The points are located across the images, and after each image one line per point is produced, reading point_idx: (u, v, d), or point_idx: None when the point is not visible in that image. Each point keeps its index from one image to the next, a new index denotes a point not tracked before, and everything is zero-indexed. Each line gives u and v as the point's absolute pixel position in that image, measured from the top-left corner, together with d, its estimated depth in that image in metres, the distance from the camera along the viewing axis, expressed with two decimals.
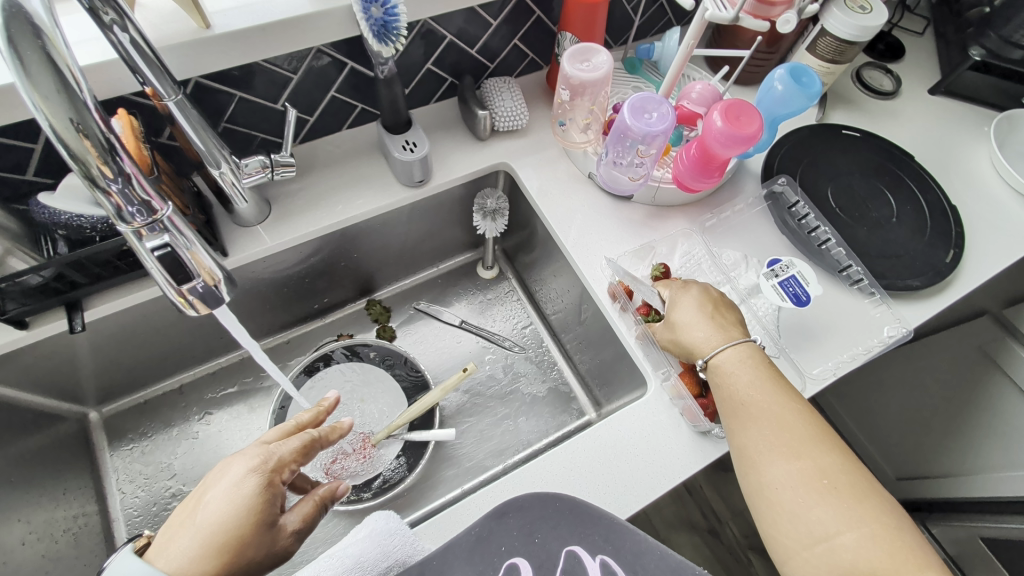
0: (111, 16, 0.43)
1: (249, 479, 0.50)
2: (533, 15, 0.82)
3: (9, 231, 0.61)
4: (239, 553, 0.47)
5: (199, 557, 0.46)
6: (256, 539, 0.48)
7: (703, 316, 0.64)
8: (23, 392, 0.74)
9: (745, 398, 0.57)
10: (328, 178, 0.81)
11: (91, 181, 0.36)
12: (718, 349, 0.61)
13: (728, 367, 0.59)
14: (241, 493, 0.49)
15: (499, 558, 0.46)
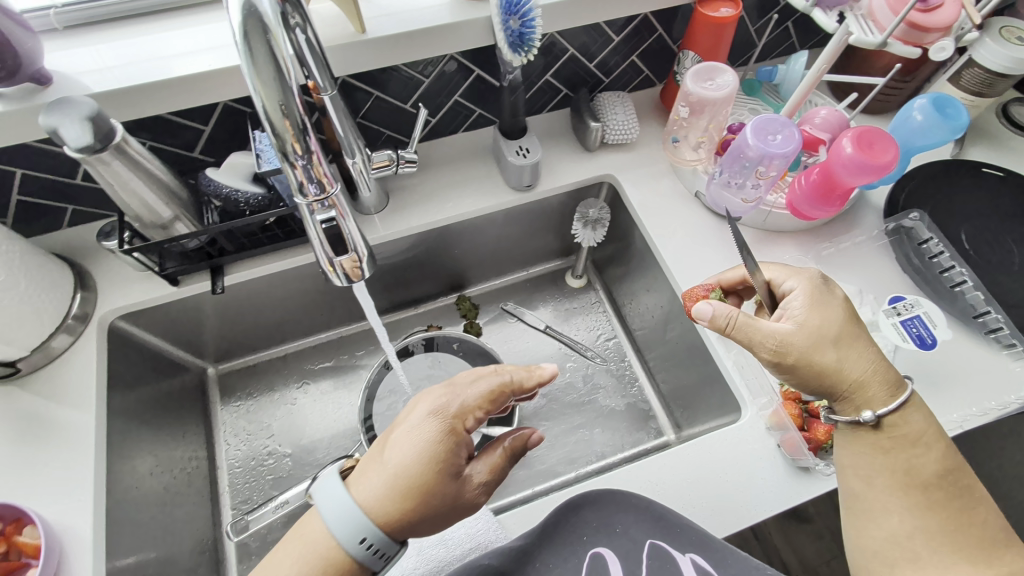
0: (296, 19, 0.47)
1: (432, 422, 0.50)
2: (655, 33, 0.83)
3: (182, 199, 0.67)
4: (423, 496, 0.48)
5: (388, 494, 0.48)
6: (443, 484, 0.49)
7: (829, 336, 0.54)
8: (162, 341, 0.84)
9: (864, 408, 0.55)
10: (442, 176, 0.86)
11: (284, 156, 0.40)
12: (860, 361, 0.55)
13: (860, 375, 0.55)
14: (429, 438, 0.50)
15: (584, 545, 0.56)
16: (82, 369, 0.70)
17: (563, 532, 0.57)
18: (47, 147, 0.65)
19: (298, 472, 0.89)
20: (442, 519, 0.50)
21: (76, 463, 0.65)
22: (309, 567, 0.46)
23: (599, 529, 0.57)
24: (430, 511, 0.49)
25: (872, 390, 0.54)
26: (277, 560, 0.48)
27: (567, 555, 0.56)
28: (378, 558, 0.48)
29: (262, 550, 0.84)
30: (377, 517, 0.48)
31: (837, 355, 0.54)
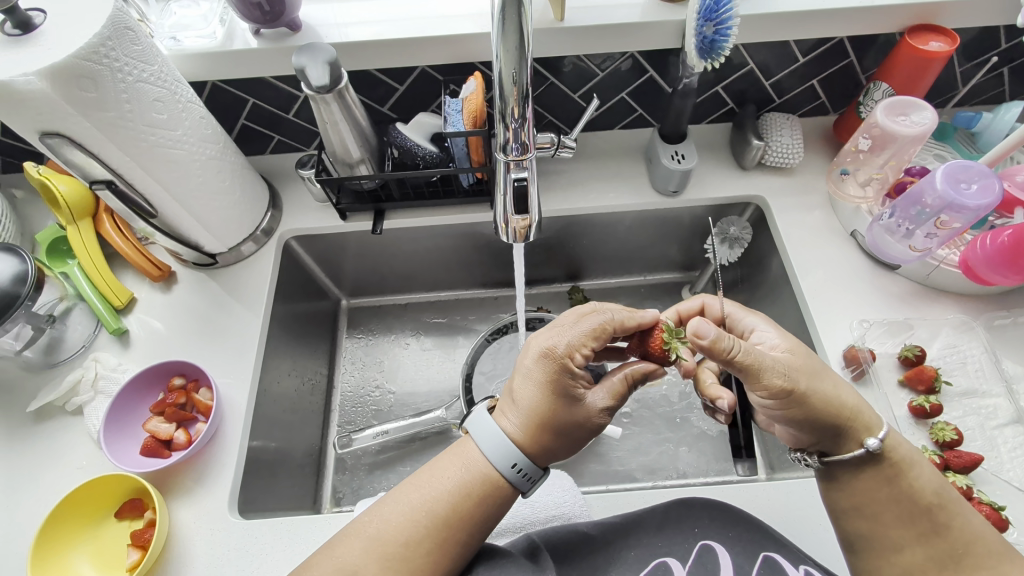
0: None
1: (547, 360, 0.53)
2: (845, 60, 0.80)
3: (370, 144, 0.76)
4: (551, 422, 0.52)
5: (523, 425, 0.52)
6: (567, 412, 0.52)
7: (803, 354, 0.52)
8: (313, 265, 0.95)
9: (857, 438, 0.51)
10: (591, 168, 0.89)
11: (502, 116, 0.46)
12: (848, 390, 0.53)
13: (855, 403, 0.52)
14: (550, 372, 0.53)
15: (693, 536, 0.57)
16: (260, 273, 0.82)
17: (675, 521, 0.59)
18: (279, 84, 0.77)
19: (397, 410, 0.95)
20: (570, 441, 0.54)
21: (243, 348, 0.76)
22: (467, 490, 0.51)
23: (712, 525, 0.58)
24: (560, 433, 0.52)
25: (870, 416, 0.51)
26: (429, 486, 0.51)
27: (675, 539, 0.58)
28: (528, 480, 0.52)
29: (355, 469, 0.89)
30: (522, 444, 0.52)
31: (834, 380, 0.52)
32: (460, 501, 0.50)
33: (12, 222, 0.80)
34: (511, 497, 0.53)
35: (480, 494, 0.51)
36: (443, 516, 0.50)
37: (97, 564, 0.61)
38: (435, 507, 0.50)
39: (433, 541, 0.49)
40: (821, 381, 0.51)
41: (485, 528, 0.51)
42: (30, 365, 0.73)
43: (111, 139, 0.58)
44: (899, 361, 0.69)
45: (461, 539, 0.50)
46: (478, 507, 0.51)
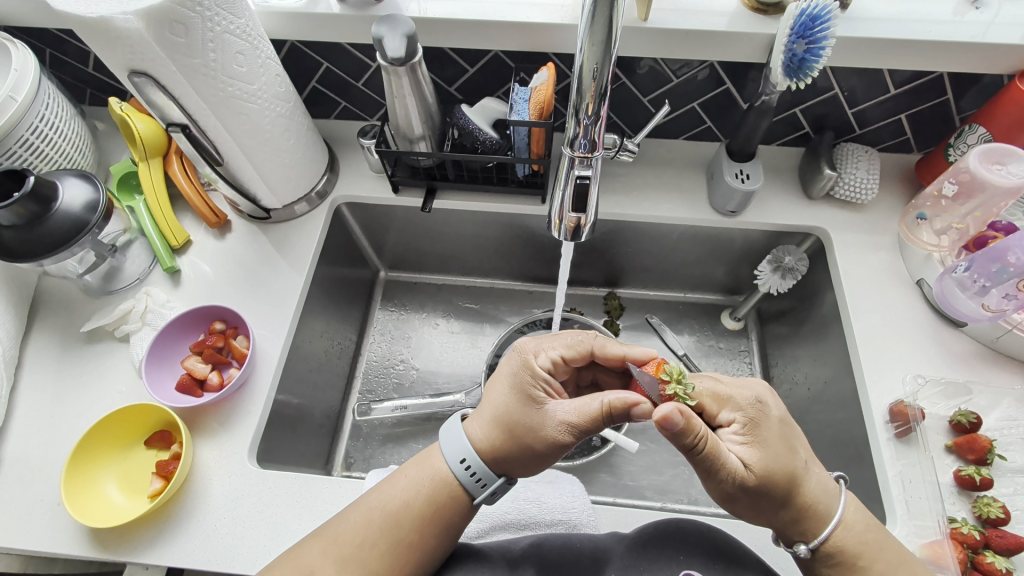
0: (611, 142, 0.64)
1: (513, 363, 0.55)
2: (942, 97, 0.75)
3: (433, 122, 0.76)
4: (504, 420, 0.52)
5: (486, 427, 0.53)
6: (522, 414, 0.51)
7: (773, 465, 0.47)
8: (359, 233, 0.97)
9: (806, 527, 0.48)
10: (649, 175, 0.87)
11: (576, 111, 0.45)
12: (806, 489, 0.48)
13: (807, 503, 0.48)
14: (517, 374, 0.54)
15: (675, 563, 0.50)
16: (308, 234, 0.84)
17: (658, 545, 0.52)
18: (354, 51, 0.79)
19: (417, 387, 0.96)
20: (525, 450, 0.51)
21: (282, 303, 0.78)
22: (425, 497, 0.52)
23: (697, 556, 0.51)
24: (516, 439, 0.51)
25: (819, 524, 0.48)
26: (389, 493, 0.52)
27: (658, 562, 0.51)
28: (478, 484, 0.52)
29: (370, 437, 0.91)
30: (477, 438, 0.53)
31: (786, 490, 0.47)
32: (418, 507, 0.51)
33: (91, 151, 0.84)
34: (466, 505, 0.52)
35: (437, 500, 0.52)
36: (401, 521, 0.50)
37: (122, 486, 0.64)
38: (393, 513, 0.51)
39: (389, 546, 0.50)
40: (769, 494, 0.47)
41: (443, 537, 0.51)
42: (88, 288, 0.77)
43: (192, 84, 0.60)
44: (949, 425, 0.65)
45: (417, 547, 0.50)
46: (436, 514, 0.51)
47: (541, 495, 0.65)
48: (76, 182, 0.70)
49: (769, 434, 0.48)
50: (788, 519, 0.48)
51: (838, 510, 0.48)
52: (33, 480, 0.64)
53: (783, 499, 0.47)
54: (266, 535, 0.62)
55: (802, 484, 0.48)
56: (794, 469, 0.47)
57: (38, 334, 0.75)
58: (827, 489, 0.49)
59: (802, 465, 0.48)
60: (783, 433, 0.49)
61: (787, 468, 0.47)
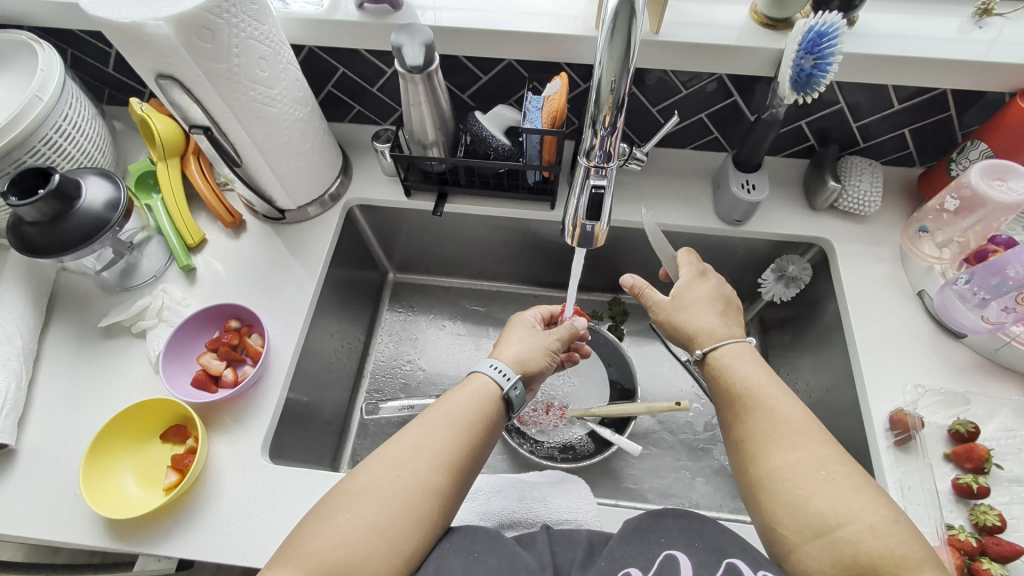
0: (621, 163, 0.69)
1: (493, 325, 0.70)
2: (945, 113, 0.77)
3: (447, 129, 0.77)
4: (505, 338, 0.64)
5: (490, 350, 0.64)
6: (522, 331, 0.65)
7: (695, 295, 0.65)
8: (370, 235, 0.98)
9: (777, 431, 0.52)
10: (656, 183, 0.89)
11: (593, 122, 0.47)
12: (778, 397, 0.54)
13: (783, 410, 0.53)
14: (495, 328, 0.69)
15: (657, 546, 0.51)
16: (320, 235, 0.86)
17: (642, 532, 0.52)
18: (371, 57, 0.80)
19: (424, 387, 0.97)
20: (538, 348, 0.63)
21: (295, 303, 0.80)
22: (477, 399, 0.55)
23: (680, 537, 0.51)
24: (528, 342, 0.63)
25: (705, 340, 0.61)
26: (441, 400, 0.55)
27: (640, 548, 0.51)
28: (505, 377, 0.57)
29: (376, 436, 0.92)
30: (499, 356, 0.61)
31: (735, 372, 0.57)
32: (472, 407, 0.54)
33: (110, 150, 0.86)
34: (502, 400, 0.57)
35: (485, 399, 0.55)
36: (459, 417, 0.53)
37: (138, 479, 0.65)
38: (451, 409, 0.53)
39: (453, 437, 0.52)
40: (722, 372, 0.58)
41: (493, 435, 0.55)
42: (105, 284, 0.79)
43: (216, 88, 0.61)
44: (948, 434, 0.66)
45: (476, 441, 0.53)
46: (487, 412, 0.55)
47: (546, 495, 0.66)
48: (98, 180, 0.71)
49: (703, 283, 0.66)
50: (758, 418, 0.53)
51: (731, 338, 0.61)
52: (50, 472, 0.65)
53: (731, 381, 0.57)
54: (278, 530, 0.64)
55: (760, 381, 0.56)
56: (699, 303, 0.64)
57: (55, 328, 0.76)
58: (729, 324, 0.63)
59: (763, 365, 0.58)
60: (708, 291, 0.65)
61: (748, 365, 0.57)
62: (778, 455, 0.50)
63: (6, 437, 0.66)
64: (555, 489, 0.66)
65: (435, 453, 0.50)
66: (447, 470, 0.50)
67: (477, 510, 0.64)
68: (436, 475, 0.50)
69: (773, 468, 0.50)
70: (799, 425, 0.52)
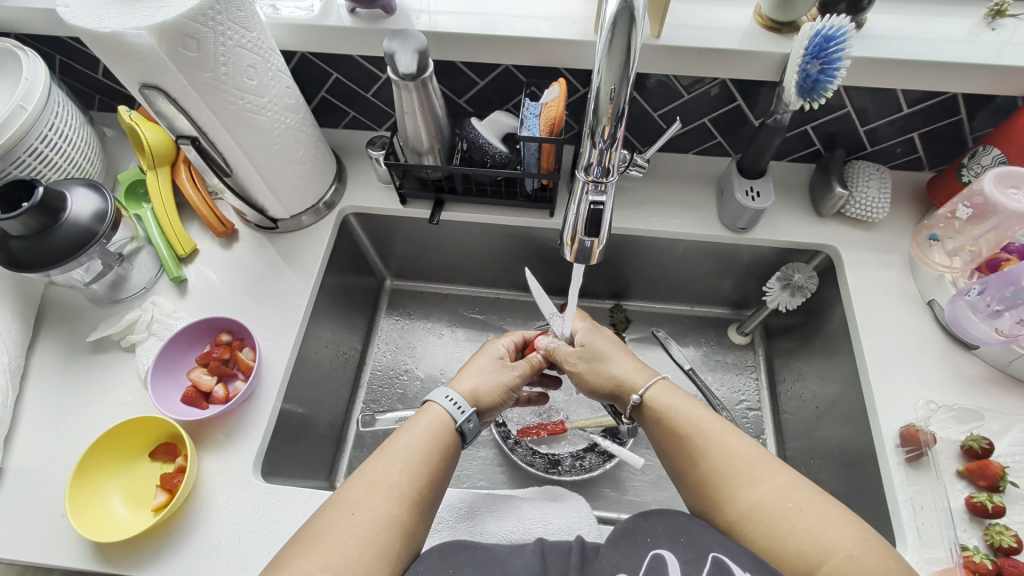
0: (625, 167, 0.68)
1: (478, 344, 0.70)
2: (955, 117, 0.75)
3: (442, 136, 0.75)
4: (468, 368, 0.64)
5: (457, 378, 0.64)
6: (486, 364, 0.65)
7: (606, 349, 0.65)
8: (366, 242, 0.96)
9: (735, 469, 0.52)
10: (657, 189, 0.87)
11: (591, 134, 0.44)
12: (724, 434, 0.54)
13: (729, 446, 0.53)
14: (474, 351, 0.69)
15: (644, 548, 0.48)
16: (314, 244, 0.84)
17: (628, 536, 0.50)
18: (364, 63, 0.78)
19: (422, 397, 0.95)
20: (495, 383, 0.63)
21: (288, 315, 0.78)
22: (432, 432, 0.55)
23: (666, 536, 0.49)
24: (485, 377, 0.63)
25: (636, 384, 0.61)
26: (394, 435, 0.55)
27: (627, 552, 0.49)
28: (459, 411, 0.57)
29: (373, 448, 0.91)
30: (455, 387, 0.61)
31: (676, 411, 0.57)
32: (427, 440, 0.54)
33: (99, 158, 0.84)
34: (457, 432, 0.57)
35: (440, 432, 0.56)
36: (415, 451, 0.53)
37: (127, 500, 0.64)
38: (405, 444, 0.53)
39: (410, 470, 0.52)
40: (663, 415, 0.58)
41: (451, 465, 0.55)
42: (95, 297, 0.77)
43: (203, 98, 0.60)
44: (961, 450, 0.64)
45: (435, 473, 0.53)
46: (443, 443, 0.55)
47: (546, 515, 0.64)
48: (85, 192, 0.70)
49: (602, 334, 0.67)
50: (712, 458, 0.53)
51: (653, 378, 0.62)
52: (36, 491, 0.64)
53: (676, 422, 0.56)
54: (270, 550, 0.62)
55: (702, 420, 0.56)
56: (614, 353, 0.65)
57: (43, 342, 0.75)
58: (642, 365, 0.64)
59: (696, 403, 0.58)
60: (611, 341, 0.67)
61: (686, 403, 0.58)
62: (743, 495, 0.50)
63: None
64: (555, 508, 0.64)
65: (393, 487, 0.50)
66: (406, 502, 0.50)
67: (474, 530, 0.62)
68: (395, 509, 0.49)
69: (743, 511, 0.50)
70: (752, 460, 0.52)
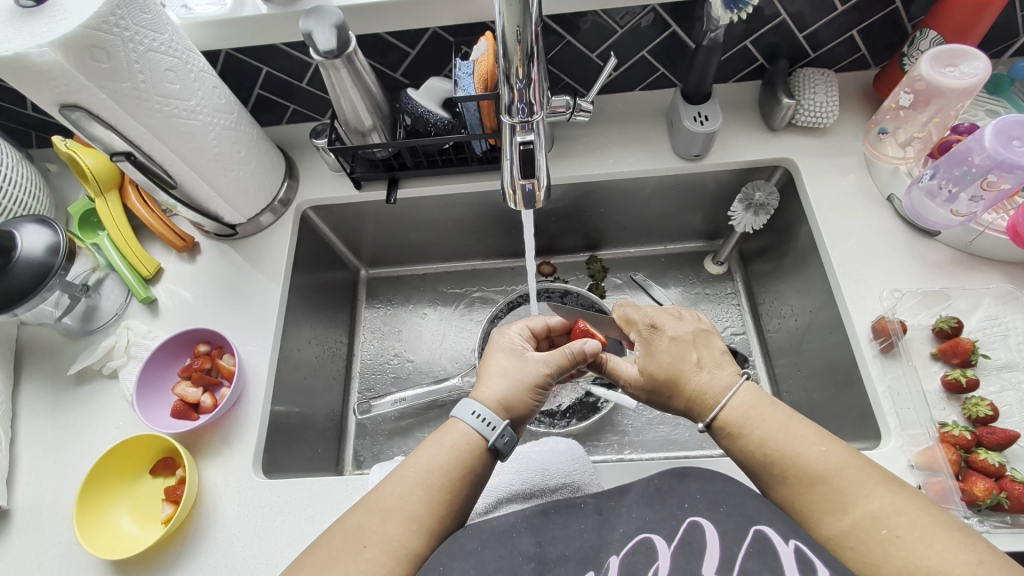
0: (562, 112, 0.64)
1: (494, 343, 0.63)
2: (890, 7, 0.74)
3: (382, 112, 0.74)
4: (492, 373, 0.59)
5: (481, 382, 0.59)
6: (511, 367, 0.59)
7: (674, 366, 0.57)
8: (332, 235, 0.96)
9: (822, 495, 0.47)
10: (609, 132, 0.86)
11: (507, 77, 0.46)
12: (808, 453, 0.48)
13: (815, 469, 0.47)
14: (493, 351, 0.62)
15: (681, 513, 0.47)
16: (277, 243, 0.84)
17: (664, 495, 0.49)
18: (291, 51, 0.77)
19: (415, 378, 0.96)
20: (522, 386, 0.58)
21: (263, 317, 0.78)
22: (454, 452, 0.52)
23: (704, 501, 0.48)
24: (513, 380, 0.58)
25: (705, 410, 0.55)
26: (417, 453, 0.53)
27: (663, 514, 0.48)
28: (490, 428, 0.53)
29: (375, 434, 0.92)
30: (480, 397, 0.56)
31: (752, 436, 0.51)
32: (449, 461, 0.51)
33: (46, 195, 0.83)
34: (486, 450, 0.53)
35: (464, 453, 0.52)
36: (433, 473, 0.50)
37: (136, 516, 0.65)
38: (423, 466, 0.50)
39: (428, 496, 0.49)
40: (737, 437, 0.52)
41: (476, 489, 0.52)
42: (69, 331, 0.77)
43: (126, 109, 0.59)
44: (933, 334, 0.66)
45: (455, 498, 0.50)
46: (466, 464, 0.51)
47: (543, 461, 0.65)
48: (35, 228, 0.69)
49: (662, 344, 0.59)
50: (794, 483, 0.48)
51: (726, 395, 0.54)
52: (46, 527, 0.65)
53: (751, 447, 0.51)
54: (286, 540, 0.64)
55: (782, 441, 0.49)
56: (678, 367, 0.57)
57: (27, 384, 0.75)
58: (713, 375, 0.56)
59: (779, 415, 0.51)
60: (672, 347, 0.58)
61: (764, 420, 0.51)
62: (830, 522, 0.46)
63: None
64: (548, 453, 0.65)
65: (409, 516, 0.48)
66: (422, 532, 0.48)
67: None
68: (410, 537, 0.47)
69: (831, 536, 0.46)
70: (840, 478, 0.46)
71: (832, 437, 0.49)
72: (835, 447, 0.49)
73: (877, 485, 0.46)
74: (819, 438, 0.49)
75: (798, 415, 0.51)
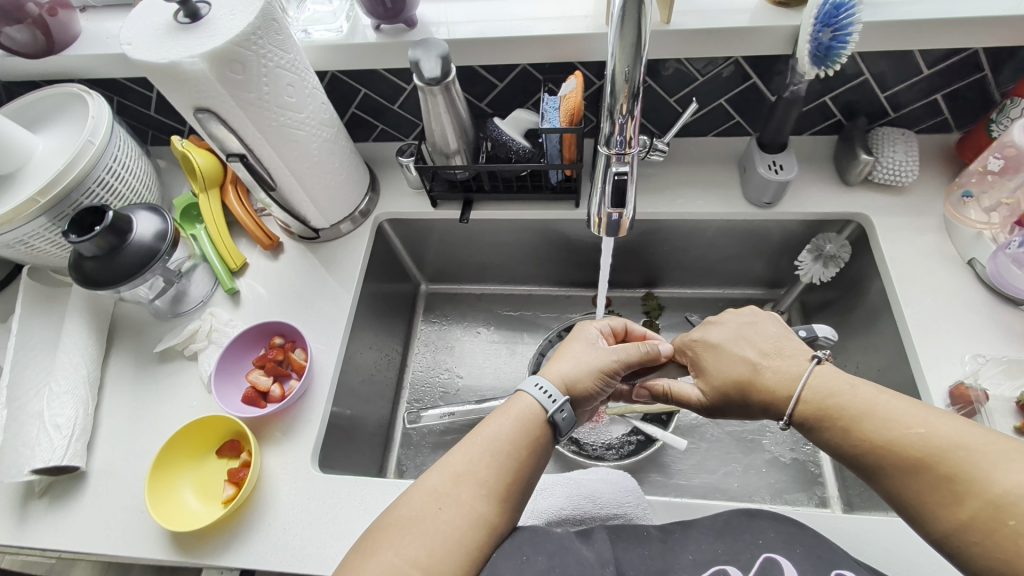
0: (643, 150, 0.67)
1: (581, 329, 0.64)
2: (979, 74, 0.74)
3: (467, 137, 0.79)
4: (565, 357, 0.60)
5: (554, 360, 0.60)
6: (586, 359, 0.59)
7: (743, 371, 0.57)
8: (401, 248, 1.00)
9: (929, 482, 0.43)
10: (681, 173, 0.89)
11: (611, 113, 0.49)
12: (901, 439, 0.45)
13: (912, 456, 0.44)
14: (577, 336, 0.63)
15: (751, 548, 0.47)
16: (353, 250, 0.89)
17: (732, 531, 0.49)
18: (389, 76, 0.84)
19: (463, 395, 0.97)
20: (587, 374, 0.58)
21: (334, 320, 0.82)
22: (520, 421, 0.53)
23: (779, 539, 0.47)
24: (580, 368, 0.58)
25: (783, 405, 0.53)
26: (483, 422, 0.53)
27: (733, 547, 0.48)
28: (551, 399, 0.54)
29: (420, 445, 0.93)
30: (545, 373, 0.58)
31: (836, 428, 0.49)
32: (515, 430, 0.52)
33: (156, 187, 0.92)
34: (549, 424, 0.54)
35: (530, 423, 0.53)
36: (504, 444, 0.51)
37: (198, 492, 0.68)
38: (492, 435, 0.51)
39: (496, 463, 0.49)
40: (820, 431, 0.51)
41: (541, 459, 0.52)
42: (158, 312, 0.83)
43: (248, 117, 0.65)
44: (1017, 406, 0.62)
45: (524, 467, 0.50)
46: (532, 435, 0.52)
47: (596, 489, 0.65)
48: (147, 215, 0.76)
49: (723, 360, 0.59)
50: (891, 473, 0.45)
51: (802, 375, 0.53)
52: (117, 490, 0.69)
53: (836, 438, 0.49)
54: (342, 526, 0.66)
55: (868, 428, 0.47)
56: (745, 373, 0.57)
57: (116, 356, 0.81)
58: (782, 364, 0.55)
59: (861, 399, 0.49)
60: (734, 355, 0.58)
61: (846, 410, 0.49)
62: (941, 514, 0.43)
63: (80, 460, 0.70)
64: (601, 483, 0.65)
65: (480, 482, 0.48)
66: (492, 498, 0.48)
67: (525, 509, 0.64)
68: (481, 503, 0.47)
69: (948, 530, 0.43)
70: (946, 461, 0.43)
71: (931, 413, 0.46)
72: (934, 428, 0.45)
73: (993, 468, 0.41)
74: (914, 419, 0.46)
75: (885, 393, 0.49)
